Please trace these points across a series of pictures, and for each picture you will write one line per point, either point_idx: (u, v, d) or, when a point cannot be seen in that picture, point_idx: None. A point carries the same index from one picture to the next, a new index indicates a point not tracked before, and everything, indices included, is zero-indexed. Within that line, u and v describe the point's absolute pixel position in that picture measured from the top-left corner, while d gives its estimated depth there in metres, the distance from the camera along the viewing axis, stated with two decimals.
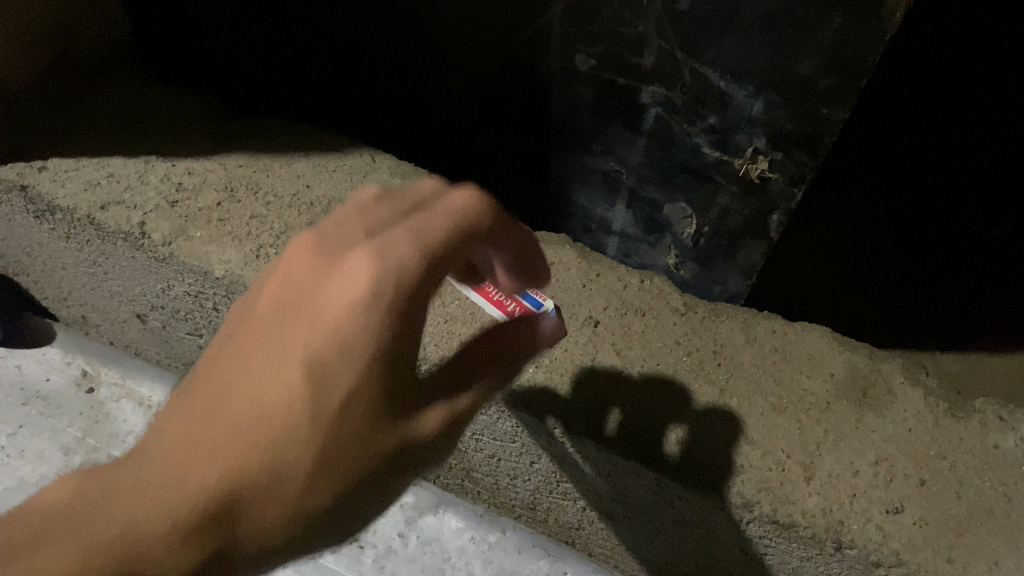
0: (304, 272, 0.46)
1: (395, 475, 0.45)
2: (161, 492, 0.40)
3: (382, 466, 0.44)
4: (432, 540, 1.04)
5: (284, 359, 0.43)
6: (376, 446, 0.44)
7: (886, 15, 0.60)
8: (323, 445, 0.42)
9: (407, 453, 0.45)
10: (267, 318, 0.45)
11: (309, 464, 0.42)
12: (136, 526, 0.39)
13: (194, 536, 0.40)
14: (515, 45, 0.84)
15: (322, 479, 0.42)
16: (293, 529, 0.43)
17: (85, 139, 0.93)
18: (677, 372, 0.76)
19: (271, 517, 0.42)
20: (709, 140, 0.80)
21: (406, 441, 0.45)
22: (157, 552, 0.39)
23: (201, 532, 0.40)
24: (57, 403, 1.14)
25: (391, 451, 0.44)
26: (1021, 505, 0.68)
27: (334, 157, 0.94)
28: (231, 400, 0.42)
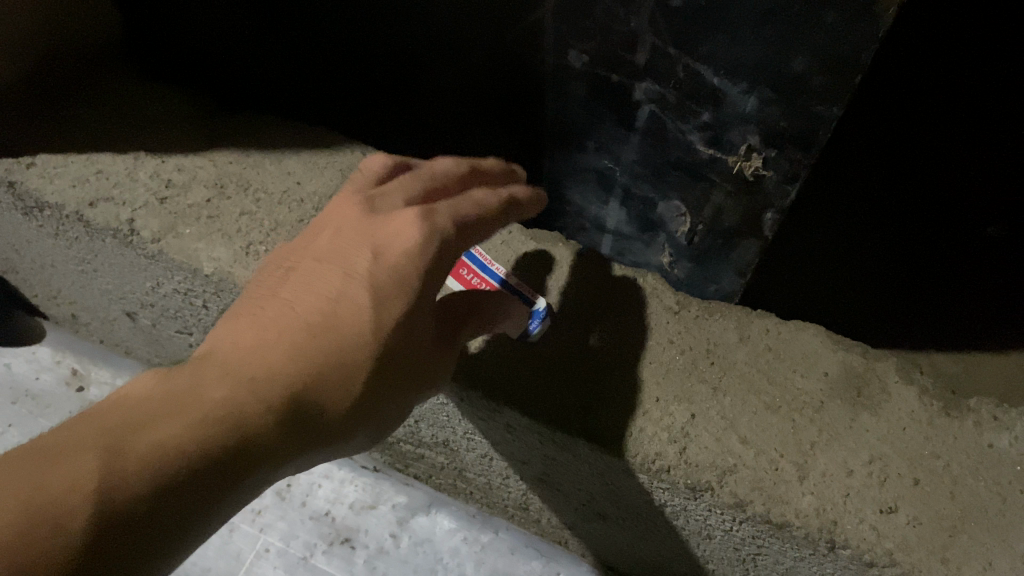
0: (356, 219, 0.59)
1: (422, 383, 0.57)
2: (275, 369, 0.50)
3: (419, 377, 0.57)
4: (425, 540, 1.03)
5: (355, 276, 0.55)
6: (416, 351, 0.56)
7: (880, 11, 0.60)
8: (387, 353, 0.54)
9: (430, 364, 0.58)
10: (330, 249, 0.58)
11: (377, 362, 0.53)
12: (247, 397, 0.47)
13: (303, 407, 0.50)
14: (507, 41, 0.84)
15: (386, 380, 0.54)
16: (359, 421, 0.53)
17: (75, 135, 0.92)
18: (670, 371, 0.75)
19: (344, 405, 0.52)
20: (702, 138, 0.80)
21: (428, 355, 0.57)
22: (267, 412, 0.48)
23: (307, 404, 0.50)
24: (46, 402, 1.13)
25: (420, 357, 0.57)
26: (1016, 506, 0.68)
27: (326, 155, 0.93)
28: (314, 308, 0.53)
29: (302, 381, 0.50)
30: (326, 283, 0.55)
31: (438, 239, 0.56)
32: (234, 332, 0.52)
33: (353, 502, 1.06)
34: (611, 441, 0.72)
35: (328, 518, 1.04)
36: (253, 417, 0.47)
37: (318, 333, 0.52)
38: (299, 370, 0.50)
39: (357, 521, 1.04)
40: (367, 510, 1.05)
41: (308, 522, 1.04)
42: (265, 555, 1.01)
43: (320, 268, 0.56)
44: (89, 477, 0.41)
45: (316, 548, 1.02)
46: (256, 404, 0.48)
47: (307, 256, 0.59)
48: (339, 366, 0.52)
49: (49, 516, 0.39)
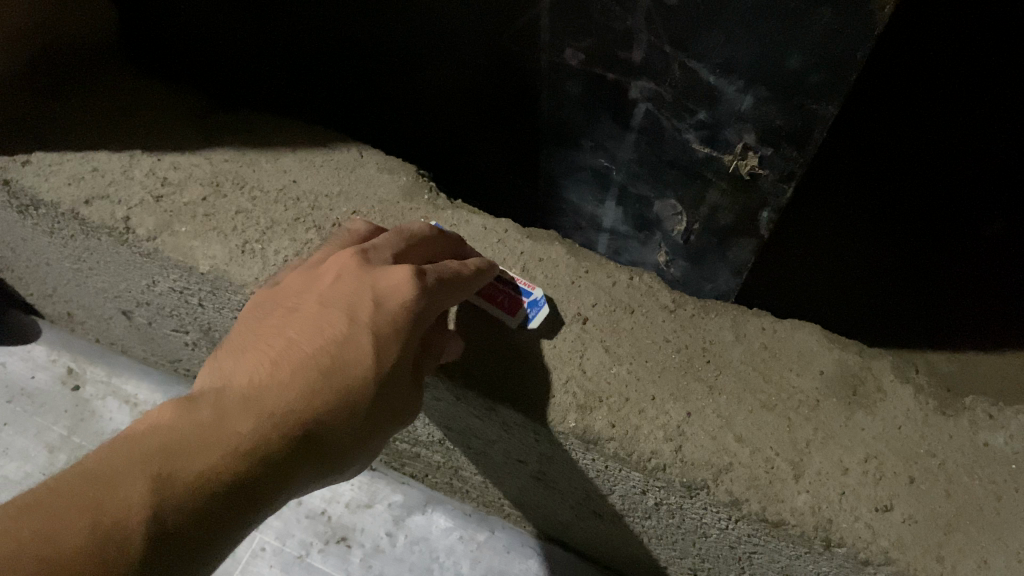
0: (358, 263, 0.61)
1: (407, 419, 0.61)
2: (291, 411, 0.52)
3: (405, 417, 0.60)
4: (421, 539, 1.03)
5: (358, 323, 0.57)
6: (407, 393, 0.59)
7: (875, 9, 0.60)
8: (384, 398, 0.57)
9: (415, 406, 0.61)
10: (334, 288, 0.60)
11: (377, 406, 0.56)
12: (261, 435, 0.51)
13: (312, 448, 0.53)
14: (503, 39, 0.84)
15: (381, 424, 0.57)
16: (354, 456, 0.57)
17: (70, 133, 0.92)
18: (666, 369, 0.75)
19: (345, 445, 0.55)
20: (698, 136, 0.80)
21: (414, 397, 0.61)
22: (282, 455, 0.51)
23: (316, 445, 0.53)
24: (42, 401, 1.13)
25: (409, 398, 0.60)
26: (1011, 504, 0.68)
27: (321, 153, 0.93)
28: (321, 350, 0.55)
29: (313, 423, 0.53)
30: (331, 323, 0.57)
31: (429, 298, 0.60)
32: (248, 368, 0.54)
33: (349, 501, 1.06)
34: (607, 438, 0.72)
35: (324, 516, 1.04)
36: (269, 457, 0.51)
37: (327, 376, 0.55)
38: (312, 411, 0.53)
39: (352, 520, 1.04)
40: (363, 509, 1.05)
41: (304, 521, 1.03)
42: (261, 553, 1.01)
43: (324, 307, 0.58)
44: (132, 519, 0.44)
45: (312, 546, 1.02)
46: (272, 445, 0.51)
47: (310, 292, 0.60)
48: (345, 410, 0.55)
49: (99, 556, 0.42)
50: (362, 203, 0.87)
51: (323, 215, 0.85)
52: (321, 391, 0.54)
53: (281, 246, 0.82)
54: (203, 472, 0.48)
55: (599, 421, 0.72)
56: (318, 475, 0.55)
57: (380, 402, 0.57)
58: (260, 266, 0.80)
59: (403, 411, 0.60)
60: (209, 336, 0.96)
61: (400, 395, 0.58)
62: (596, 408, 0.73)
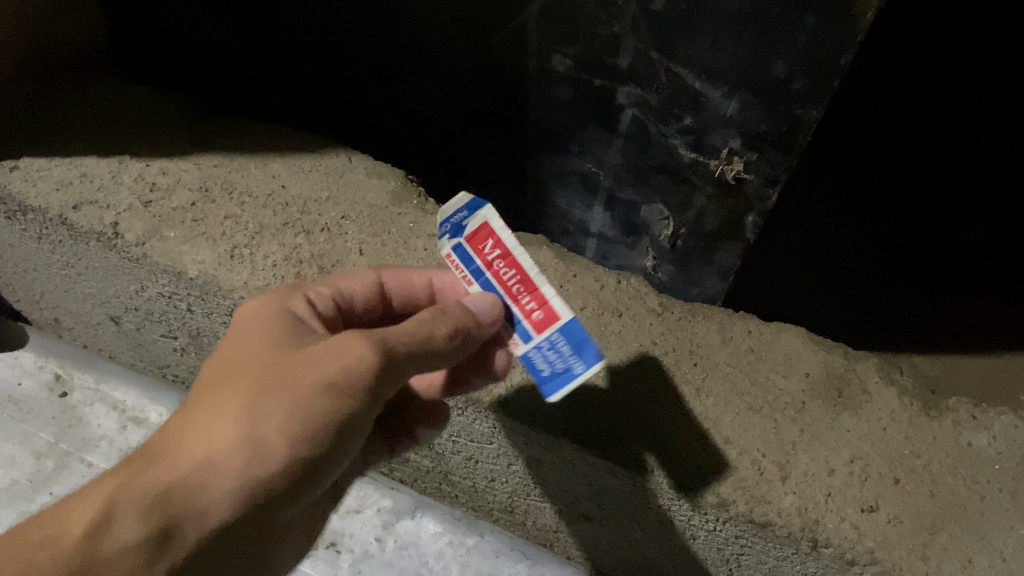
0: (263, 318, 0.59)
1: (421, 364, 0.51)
2: (207, 424, 0.45)
3: (400, 356, 0.49)
4: (410, 543, 1.03)
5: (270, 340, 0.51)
6: (375, 338, 0.48)
7: (858, 15, 0.61)
8: (332, 356, 0.47)
9: (408, 347, 0.49)
10: (248, 316, 0.54)
11: (324, 368, 0.46)
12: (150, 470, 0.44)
13: (254, 444, 0.44)
14: (491, 45, 0.85)
15: (343, 382, 0.46)
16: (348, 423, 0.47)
17: (58, 139, 0.92)
18: (653, 372, 0.76)
19: (304, 425, 0.45)
20: (684, 141, 0.81)
21: (401, 337, 0.49)
22: (206, 465, 0.44)
23: (259, 441, 0.45)
24: (28, 408, 1.12)
25: (395, 338, 0.49)
26: (994, 503, 0.68)
27: (311, 159, 0.94)
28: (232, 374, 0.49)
29: (236, 424, 0.45)
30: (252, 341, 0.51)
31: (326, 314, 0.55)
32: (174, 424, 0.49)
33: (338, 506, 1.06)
34: (595, 441, 0.72)
35: None
36: (188, 472, 0.44)
37: (238, 381, 0.47)
38: (235, 413, 0.45)
39: (342, 525, 1.04)
40: (352, 514, 1.05)
41: None
42: None
43: (245, 331, 0.53)
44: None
45: None
46: (163, 467, 0.44)
47: None
48: (272, 397, 0.45)
49: None
50: (351, 207, 0.87)
51: (312, 219, 0.86)
52: (233, 395, 0.46)
53: (269, 251, 0.82)
54: (103, 519, 0.42)
55: (588, 424, 0.73)
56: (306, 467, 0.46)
57: (326, 364, 0.47)
58: (249, 271, 0.80)
59: (399, 351, 0.49)
60: (197, 341, 0.96)
61: (353, 348, 0.47)
62: (583, 410, 0.74)
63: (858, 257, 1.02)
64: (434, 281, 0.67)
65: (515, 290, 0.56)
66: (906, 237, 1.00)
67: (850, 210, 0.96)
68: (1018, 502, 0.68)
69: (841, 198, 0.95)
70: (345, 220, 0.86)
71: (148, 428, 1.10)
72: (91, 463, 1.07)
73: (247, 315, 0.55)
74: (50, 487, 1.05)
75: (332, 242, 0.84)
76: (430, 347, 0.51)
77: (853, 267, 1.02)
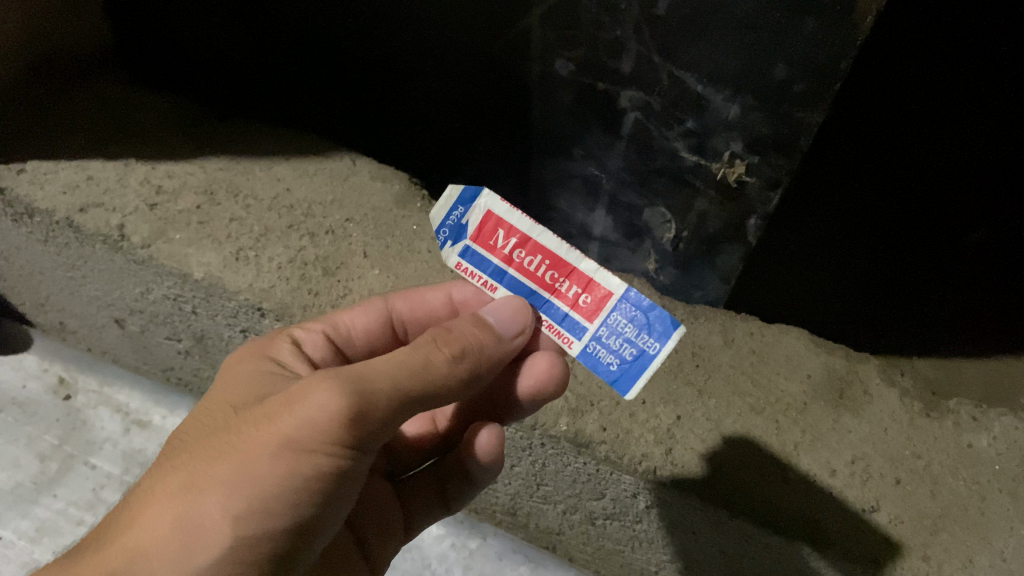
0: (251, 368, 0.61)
1: (402, 406, 0.49)
2: (167, 503, 0.47)
3: (372, 398, 0.48)
4: (413, 546, 1.03)
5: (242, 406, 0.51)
6: (339, 382, 0.47)
7: (858, 19, 0.62)
8: (281, 416, 0.47)
9: (385, 386, 0.48)
10: (236, 371, 0.57)
11: (276, 429, 0.47)
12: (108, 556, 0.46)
13: (195, 523, 0.45)
14: (494, 49, 0.85)
15: (294, 441, 0.46)
16: (308, 480, 0.47)
17: (65, 142, 0.93)
18: (656, 374, 0.77)
19: (251, 494, 0.46)
20: (686, 145, 0.81)
21: (375, 376, 0.48)
22: (147, 549, 0.45)
23: (201, 518, 0.46)
24: (33, 410, 1.12)
25: (366, 379, 0.48)
26: (994, 503, 0.69)
27: (316, 162, 0.95)
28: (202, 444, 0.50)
29: (182, 502, 0.46)
30: (230, 400, 0.53)
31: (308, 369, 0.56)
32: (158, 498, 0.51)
33: None
34: (598, 442, 0.73)
35: None
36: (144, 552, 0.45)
37: (196, 452, 0.49)
38: (182, 490, 0.47)
39: None
40: None
41: None
42: None
43: (232, 387, 0.55)
44: None
45: None
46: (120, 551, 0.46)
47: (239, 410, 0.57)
48: (218, 468, 0.46)
49: None
50: (355, 210, 0.88)
51: (317, 222, 0.86)
52: (186, 467, 0.48)
53: (274, 253, 0.82)
54: None
55: (591, 425, 0.73)
56: (265, 538, 0.47)
57: (277, 423, 0.47)
58: (254, 273, 0.80)
59: (371, 392, 0.48)
60: (202, 344, 0.97)
61: (309, 400, 0.47)
62: (587, 411, 0.74)
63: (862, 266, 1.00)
64: (453, 296, 0.68)
65: (550, 278, 0.56)
66: (914, 256, 0.98)
67: (855, 221, 0.95)
68: (1018, 503, 0.69)
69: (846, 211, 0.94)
70: (349, 223, 0.86)
71: (152, 431, 1.11)
72: (95, 466, 1.07)
73: (241, 366, 0.58)
74: (54, 489, 1.05)
75: (337, 245, 0.84)
76: (425, 377, 0.50)
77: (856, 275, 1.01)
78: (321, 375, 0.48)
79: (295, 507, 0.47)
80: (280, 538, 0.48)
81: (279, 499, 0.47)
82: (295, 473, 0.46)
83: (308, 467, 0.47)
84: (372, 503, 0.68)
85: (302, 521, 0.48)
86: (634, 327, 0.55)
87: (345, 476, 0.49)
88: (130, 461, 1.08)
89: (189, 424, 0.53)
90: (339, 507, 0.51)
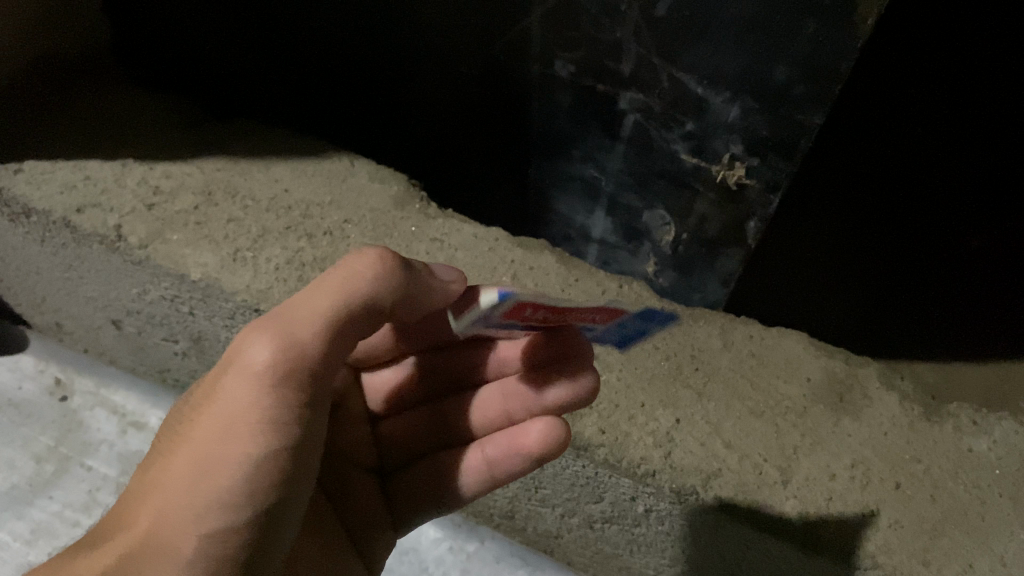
0: None
1: (335, 348, 0.53)
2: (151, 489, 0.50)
3: (300, 343, 0.51)
4: (410, 549, 1.02)
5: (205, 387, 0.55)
6: (268, 334, 0.51)
7: (859, 20, 0.61)
8: (225, 380, 0.51)
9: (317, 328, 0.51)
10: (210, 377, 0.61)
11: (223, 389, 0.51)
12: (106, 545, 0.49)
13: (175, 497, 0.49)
14: (494, 50, 0.85)
15: (239, 400, 0.50)
16: (268, 439, 0.50)
17: (63, 142, 0.93)
18: (655, 377, 0.76)
19: (216, 466, 0.49)
20: (686, 147, 0.81)
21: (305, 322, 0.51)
22: (136, 548, 0.48)
23: (176, 501, 0.49)
24: (29, 412, 1.12)
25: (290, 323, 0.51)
26: (995, 508, 0.68)
27: (313, 163, 0.94)
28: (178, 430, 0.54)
29: (157, 498, 0.49)
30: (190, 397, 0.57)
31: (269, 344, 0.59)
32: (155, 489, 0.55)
33: None
34: (597, 445, 0.72)
35: None
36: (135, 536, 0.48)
37: (162, 451, 0.52)
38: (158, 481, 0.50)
39: None
40: None
41: None
42: None
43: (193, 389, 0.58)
44: None
45: None
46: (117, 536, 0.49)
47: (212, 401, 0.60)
48: (180, 456, 0.50)
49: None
50: (353, 212, 0.88)
51: (315, 224, 0.86)
52: (159, 464, 0.52)
53: (272, 254, 0.82)
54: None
55: (589, 428, 0.73)
56: (245, 506, 0.50)
57: (222, 385, 0.51)
58: (251, 274, 0.80)
59: (302, 338, 0.51)
60: (199, 345, 0.96)
61: (245, 356, 0.51)
62: (586, 414, 0.74)
63: (867, 268, 0.98)
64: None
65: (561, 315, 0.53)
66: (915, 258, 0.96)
67: (856, 222, 0.93)
68: (1019, 507, 0.68)
69: (843, 216, 0.93)
70: (347, 224, 0.86)
71: (148, 432, 1.10)
72: (91, 467, 1.07)
73: None
74: (51, 491, 1.04)
75: (335, 246, 0.84)
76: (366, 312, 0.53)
77: (860, 278, 0.99)
78: (250, 332, 0.52)
79: (267, 469, 0.50)
80: (261, 502, 0.50)
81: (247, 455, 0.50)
82: (252, 434, 0.50)
83: (260, 417, 0.50)
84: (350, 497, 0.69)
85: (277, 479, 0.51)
86: (645, 323, 0.56)
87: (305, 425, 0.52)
88: (126, 462, 1.07)
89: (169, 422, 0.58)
90: (314, 461, 0.54)
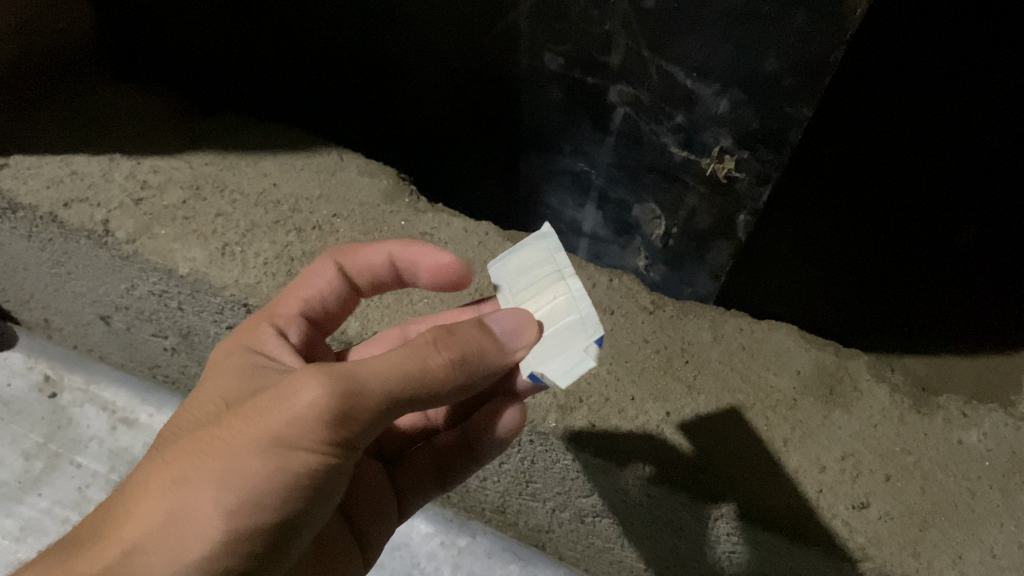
0: (241, 346, 0.59)
1: (389, 413, 0.49)
2: (169, 493, 0.47)
3: (362, 402, 0.47)
4: (402, 544, 1.02)
5: (237, 400, 0.51)
6: (329, 380, 0.47)
7: (847, 12, 0.61)
8: (270, 414, 0.47)
9: (376, 389, 0.47)
10: (227, 361, 0.57)
11: (271, 423, 0.46)
12: (115, 538, 0.47)
13: (190, 518, 0.46)
14: (483, 43, 0.85)
15: (281, 439, 0.46)
16: (300, 474, 0.47)
17: (49, 139, 0.93)
18: (645, 370, 0.76)
19: (240, 489, 0.46)
20: (676, 140, 0.81)
21: (366, 378, 0.47)
22: (142, 543, 0.46)
23: (196, 519, 0.46)
24: (17, 409, 1.11)
25: (359, 380, 0.47)
26: (985, 500, 0.68)
27: (303, 157, 0.95)
28: (196, 432, 0.50)
29: (173, 497, 0.47)
30: (222, 394, 0.53)
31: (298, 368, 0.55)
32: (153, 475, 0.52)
33: None
34: (587, 439, 0.72)
35: None
36: (146, 540, 0.46)
37: (186, 444, 0.49)
38: (177, 485, 0.47)
39: None
40: None
41: None
42: None
43: (222, 377, 0.55)
44: None
45: None
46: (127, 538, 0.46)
47: (207, 385, 0.56)
48: (208, 466, 0.47)
49: None
50: (342, 206, 0.87)
51: (304, 218, 0.86)
52: (177, 465, 0.48)
53: (260, 248, 0.82)
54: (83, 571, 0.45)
55: (580, 421, 0.73)
56: (254, 531, 0.47)
57: (267, 420, 0.47)
58: (239, 268, 0.79)
59: (359, 396, 0.47)
60: (188, 340, 0.96)
61: (298, 397, 0.46)
62: (576, 407, 0.74)
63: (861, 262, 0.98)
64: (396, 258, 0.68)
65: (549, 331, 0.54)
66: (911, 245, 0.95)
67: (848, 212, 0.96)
68: (1008, 499, 0.68)
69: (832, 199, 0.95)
70: (336, 219, 0.86)
71: (139, 428, 1.10)
72: (81, 464, 1.06)
73: (228, 359, 0.58)
74: (40, 488, 1.04)
75: (324, 239, 0.84)
76: (418, 381, 0.48)
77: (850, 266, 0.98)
78: (312, 370, 0.47)
79: (282, 501, 0.48)
80: (275, 529, 0.48)
81: (271, 494, 0.47)
82: (285, 469, 0.47)
83: (297, 465, 0.47)
84: (367, 489, 0.67)
85: (294, 516, 0.49)
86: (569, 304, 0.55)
87: (335, 470, 0.49)
88: (117, 459, 1.07)
89: (182, 415, 0.54)
90: (328, 498, 0.51)
